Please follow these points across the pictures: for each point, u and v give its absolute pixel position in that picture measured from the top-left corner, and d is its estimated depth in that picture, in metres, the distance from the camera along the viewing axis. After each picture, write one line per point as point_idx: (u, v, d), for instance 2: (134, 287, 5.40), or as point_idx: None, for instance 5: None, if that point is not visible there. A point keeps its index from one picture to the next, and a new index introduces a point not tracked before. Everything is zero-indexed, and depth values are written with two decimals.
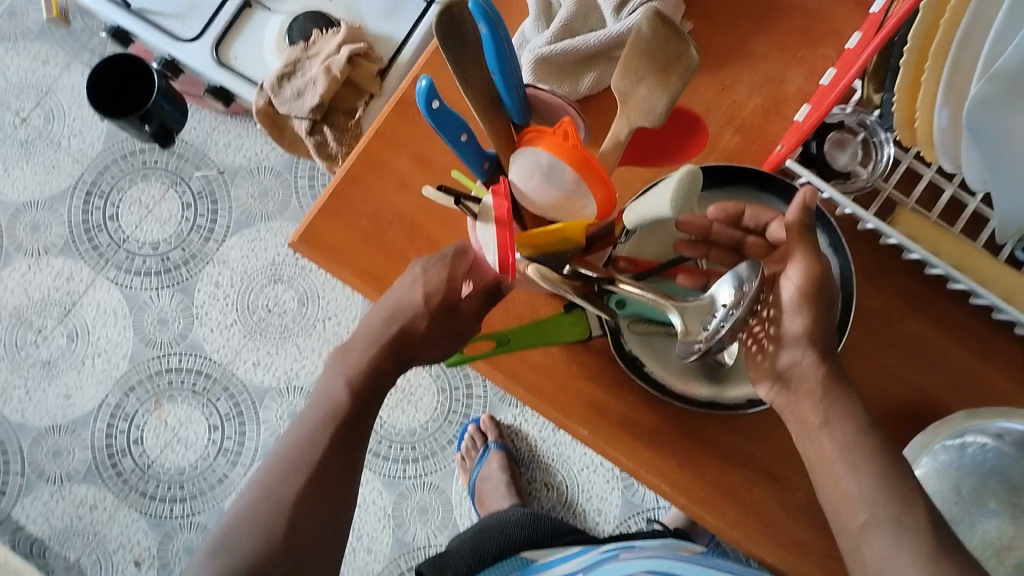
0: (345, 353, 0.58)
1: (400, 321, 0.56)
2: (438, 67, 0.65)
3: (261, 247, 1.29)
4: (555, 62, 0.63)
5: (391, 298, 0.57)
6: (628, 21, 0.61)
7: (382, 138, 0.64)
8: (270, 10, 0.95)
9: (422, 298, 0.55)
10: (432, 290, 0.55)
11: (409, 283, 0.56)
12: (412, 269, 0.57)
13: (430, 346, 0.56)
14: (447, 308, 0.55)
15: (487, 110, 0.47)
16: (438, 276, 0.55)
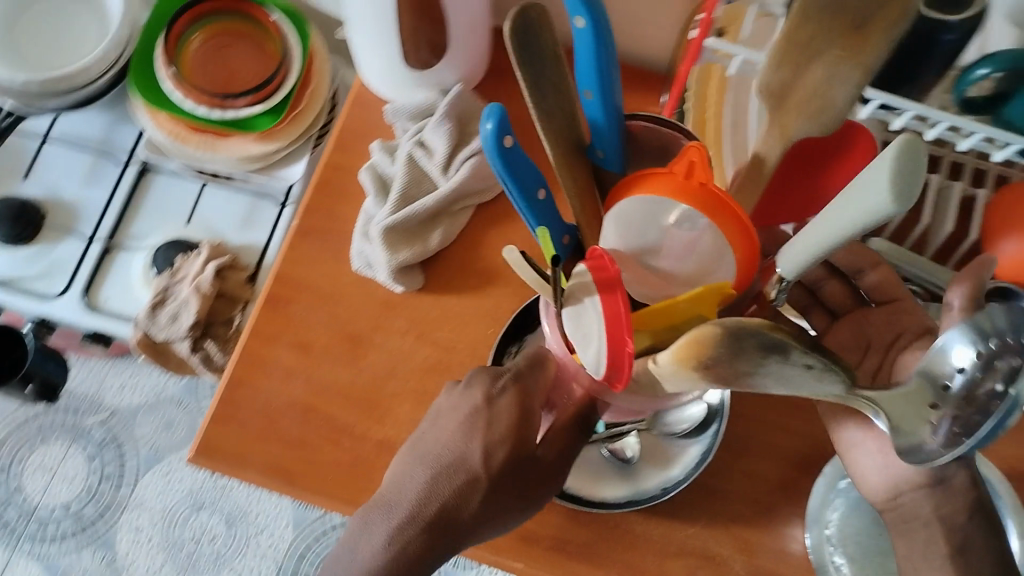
0: (391, 504, 0.50)
1: (465, 470, 0.50)
2: (296, 258, 0.69)
3: (177, 478, 1.26)
4: (401, 228, 0.68)
5: (449, 440, 0.52)
6: (456, 178, 0.68)
7: (256, 336, 0.66)
8: (131, 249, 0.98)
9: (490, 441, 0.51)
10: (503, 430, 0.51)
11: (466, 418, 0.52)
12: (468, 395, 0.53)
13: (500, 496, 0.50)
14: (516, 457, 0.51)
15: (566, 158, 0.49)
16: (507, 409, 0.52)
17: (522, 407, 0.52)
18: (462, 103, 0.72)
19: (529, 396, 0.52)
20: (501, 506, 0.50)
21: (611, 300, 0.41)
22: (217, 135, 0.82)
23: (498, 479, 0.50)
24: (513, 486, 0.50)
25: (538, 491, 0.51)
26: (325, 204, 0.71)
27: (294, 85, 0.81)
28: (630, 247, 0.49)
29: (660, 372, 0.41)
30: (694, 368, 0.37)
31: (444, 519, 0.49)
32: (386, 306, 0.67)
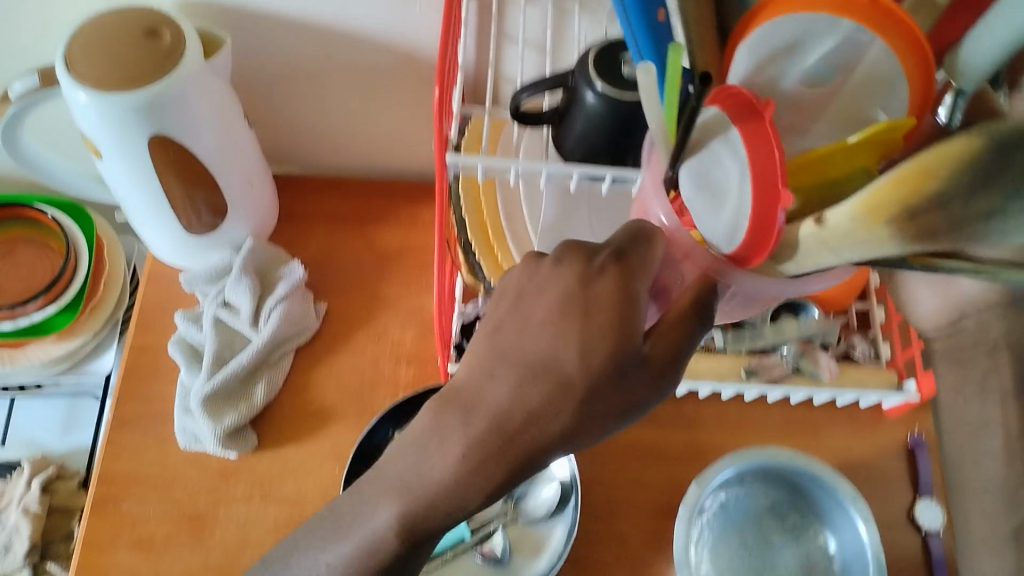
0: (465, 416, 0.36)
1: (549, 381, 0.36)
2: (118, 451, 0.66)
3: None
4: (222, 392, 0.67)
5: (539, 344, 0.37)
6: (266, 331, 0.69)
7: (89, 545, 0.62)
8: None
9: (583, 343, 0.36)
10: (596, 325, 0.36)
11: (554, 314, 0.37)
12: (557, 276, 0.38)
13: (596, 406, 0.36)
14: (620, 358, 0.36)
15: (692, 0, 0.38)
16: (609, 294, 0.37)
17: (625, 290, 0.37)
18: (257, 258, 0.74)
19: (633, 266, 0.38)
20: (594, 420, 0.36)
21: (763, 150, 0.35)
22: (12, 346, 0.79)
23: (590, 386, 0.36)
24: (603, 399, 0.36)
25: (636, 399, 0.37)
26: (139, 389, 0.69)
27: (88, 273, 0.81)
28: (766, 66, 0.39)
29: (823, 238, 0.34)
30: (895, 215, 0.31)
31: (531, 431, 0.35)
32: (224, 475, 0.65)
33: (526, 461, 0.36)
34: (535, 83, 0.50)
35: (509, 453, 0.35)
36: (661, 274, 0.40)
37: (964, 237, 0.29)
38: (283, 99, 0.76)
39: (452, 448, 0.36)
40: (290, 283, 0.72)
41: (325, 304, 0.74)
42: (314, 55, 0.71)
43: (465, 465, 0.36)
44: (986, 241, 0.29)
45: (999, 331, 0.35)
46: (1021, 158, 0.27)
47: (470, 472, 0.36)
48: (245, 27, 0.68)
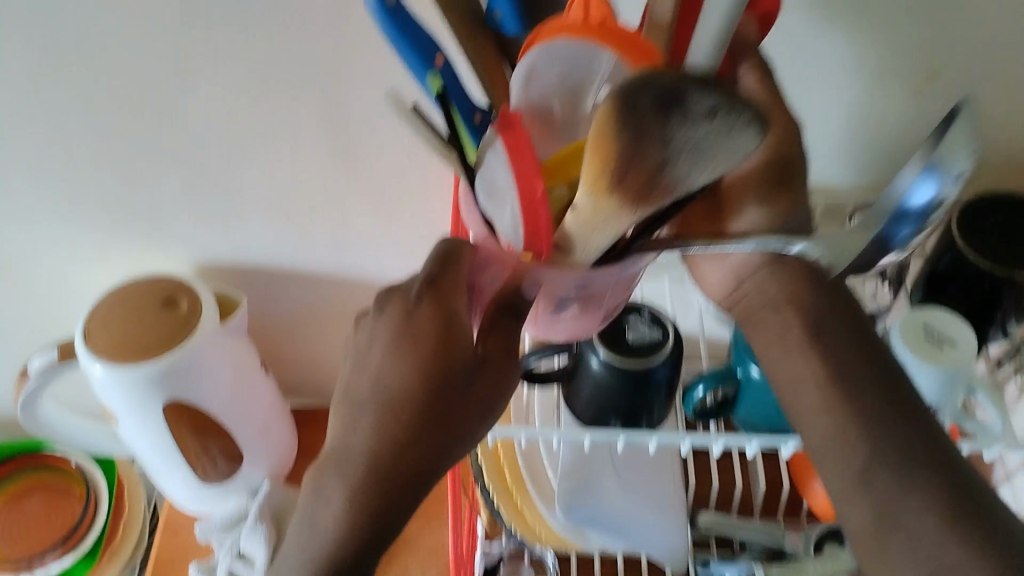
0: (335, 487, 0.35)
1: (387, 416, 0.35)
2: None
3: None
4: None
5: (370, 393, 0.36)
6: None
7: None
8: None
9: (407, 371, 0.35)
10: (419, 351, 0.36)
11: (381, 359, 0.36)
12: (380, 324, 0.37)
13: (440, 434, 0.36)
14: (457, 360, 0.36)
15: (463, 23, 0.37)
16: (430, 323, 0.36)
17: (443, 315, 0.36)
18: (273, 501, 0.72)
19: (450, 281, 0.36)
20: (438, 447, 0.35)
21: (523, 159, 0.32)
22: None
23: (435, 387, 0.35)
24: (439, 421, 0.35)
25: (474, 408, 0.37)
26: None
27: (106, 519, 0.80)
28: (537, 101, 0.36)
29: (583, 222, 0.33)
30: (610, 190, 0.31)
31: (387, 474, 0.35)
32: None
33: (385, 516, 0.35)
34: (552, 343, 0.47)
35: (377, 507, 0.35)
36: (473, 278, 0.38)
37: (662, 177, 0.30)
38: (300, 339, 0.77)
39: (320, 525, 0.35)
40: None
41: None
42: (328, 302, 0.72)
43: (337, 540, 0.34)
44: (678, 176, 0.30)
45: (775, 288, 0.40)
46: (652, 109, 0.28)
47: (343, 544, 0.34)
48: (257, 283, 0.70)
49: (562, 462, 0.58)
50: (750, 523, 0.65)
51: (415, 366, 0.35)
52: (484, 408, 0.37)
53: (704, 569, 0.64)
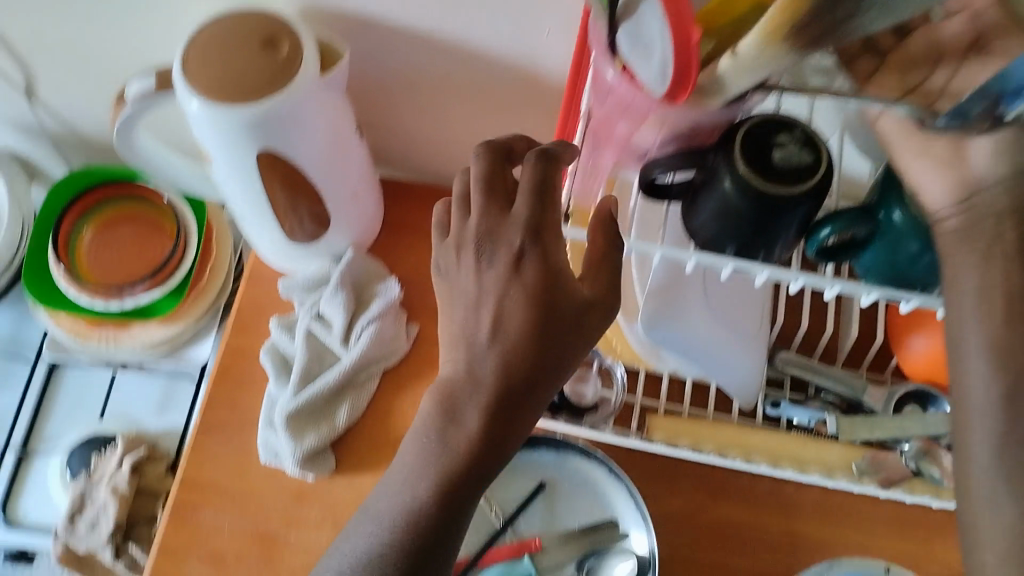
0: (458, 413, 0.43)
1: (503, 352, 0.43)
2: (203, 454, 0.66)
3: None
4: (307, 410, 0.66)
5: (487, 329, 0.43)
6: (355, 352, 0.68)
7: (165, 552, 0.62)
8: (46, 454, 0.86)
9: (521, 316, 0.42)
10: (529, 300, 0.43)
11: (493, 299, 0.43)
12: (490, 274, 0.44)
13: (547, 369, 0.43)
14: (548, 313, 0.43)
15: None
16: (535, 272, 0.43)
17: (551, 266, 0.43)
18: (356, 270, 0.72)
19: (542, 232, 0.43)
20: (546, 380, 0.43)
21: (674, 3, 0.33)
22: (118, 328, 0.82)
23: (531, 340, 0.42)
24: (551, 357, 0.43)
25: (575, 350, 0.43)
26: (229, 395, 0.69)
27: (195, 259, 0.82)
28: None
29: (738, 62, 0.33)
30: (788, 34, 0.31)
31: (503, 403, 0.43)
32: (300, 496, 0.65)
33: (501, 435, 0.43)
34: (683, 154, 0.41)
35: (494, 426, 0.43)
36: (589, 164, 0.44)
37: (848, 29, 0.31)
38: (396, 104, 0.73)
39: (445, 439, 0.43)
40: (385, 302, 0.70)
41: (417, 326, 0.73)
42: (431, 68, 0.68)
43: (459, 453, 0.43)
44: (863, 24, 0.31)
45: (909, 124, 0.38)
46: None
47: (465, 456, 0.43)
48: (361, 36, 0.66)
49: (653, 281, 0.55)
50: (830, 369, 0.62)
51: (514, 309, 0.43)
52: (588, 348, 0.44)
53: (772, 410, 0.62)
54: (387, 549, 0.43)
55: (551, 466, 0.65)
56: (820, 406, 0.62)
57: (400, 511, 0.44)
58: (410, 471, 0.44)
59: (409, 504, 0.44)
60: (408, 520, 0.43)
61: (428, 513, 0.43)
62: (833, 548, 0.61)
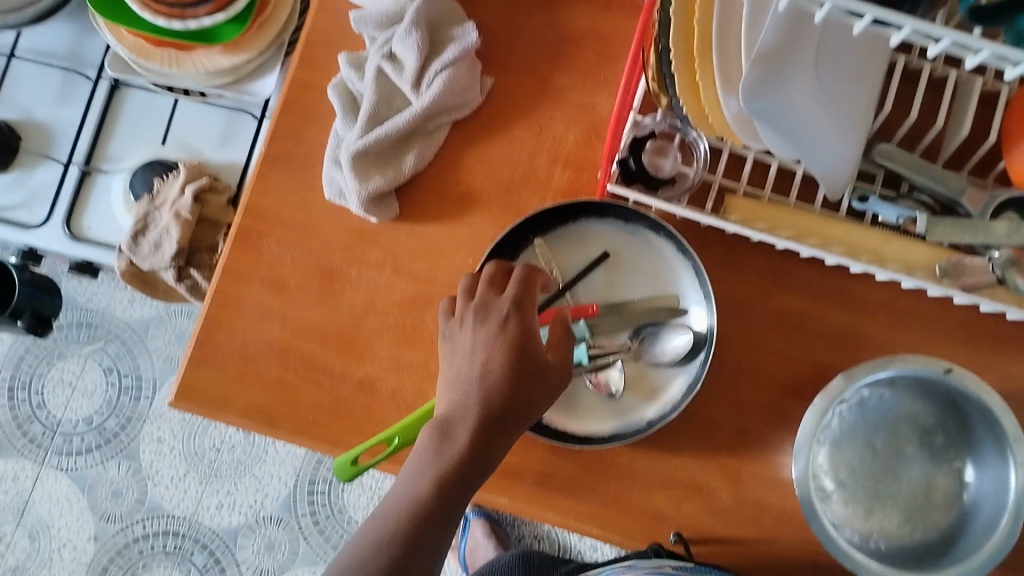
0: (452, 430, 0.51)
1: (494, 382, 0.52)
2: (266, 187, 0.66)
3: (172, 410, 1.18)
4: (374, 152, 0.64)
5: (478, 367, 0.53)
6: (426, 98, 0.63)
7: (229, 274, 0.65)
8: (109, 172, 0.87)
9: (506, 357, 0.53)
10: (512, 349, 0.53)
11: (483, 349, 0.53)
12: (479, 333, 0.54)
13: (523, 404, 0.52)
14: (529, 357, 0.53)
15: None
16: (516, 329, 0.54)
17: (527, 329, 0.54)
18: (432, 9, 0.65)
19: (522, 298, 0.55)
20: (524, 413, 0.52)
21: None
22: (180, 50, 0.79)
23: (520, 372, 0.52)
24: (523, 400, 0.52)
25: (547, 389, 0.53)
26: (294, 128, 0.67)
27: None
28: None
29: None
30: None
31: (489, 422, 0.51)
32: (361, 238, 0.65)
33: (483, 455, 0.51)
34: None
35: (479, 445, 0.51)
36: None
37: None
38: None
39: (436, 463, 0.50)
40: (461, 47, 0.64)
41: (492, 79, 0.66)
42: None
43: (447, 471, 0.50)
44: None
45: None
46: None
47: (451, 473, 0.50)
48: None
49: (763, 44, 0.48)
50: (930, 167, 0.58)
51: (499, 362, 0.53)
52: (550, 398, 0.53)
53: (858, 205, 0.59)
54: (378, 551, 0.47)
55: (621, 236, 0.63)
56: (911, 206, 0.59)
57: (394, 516, 0.49)
58: (405, 490, 0.49)
59: (401, 516, 0.48)
60: (401, 527, 0.48)
61: (417, 522, 0.48)
62: (890, 346, 0.61)
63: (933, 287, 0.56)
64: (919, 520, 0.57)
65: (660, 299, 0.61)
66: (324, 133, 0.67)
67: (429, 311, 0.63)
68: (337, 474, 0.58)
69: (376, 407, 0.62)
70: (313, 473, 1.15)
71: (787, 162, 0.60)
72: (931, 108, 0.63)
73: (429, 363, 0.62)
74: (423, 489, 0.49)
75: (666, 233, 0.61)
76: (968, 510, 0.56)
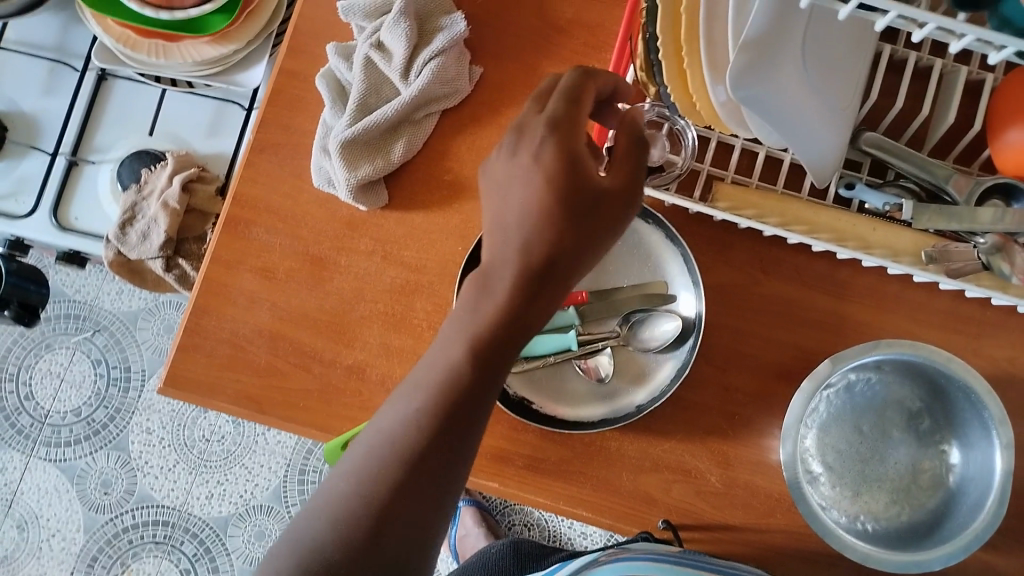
0: (492, 280, 0.44)
1: (538, 224, 0.43)
2: (255, 176, 0.66)
3: (161, 402, 1.18)
4: (362, 140, 0.64)
5: (520, 204, 0.44)
6: (415, 86, 0.63)
7: (218, 262, 0.65)
8: (97, 162, 0.87)
9: (550, 192, 0.43)
10: (555, 182, 0.43)
11: (524, 182, 0.44)
12: (518, 166, 0.44)
13: (569, 249, 0.44)
14: (580, 195, 0.44)
15: None
16: (554, 159, 0.43)
17: (569, 152, 0.44)
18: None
19: (570, 110, 0.44)
20: (568, 255, 0.44)
21: None
22: (167, 40, 0.79)
23: (569, 207, 0.44)
24: (574, 248, 0.44)
25: (599, 230, 0.45)
26: (282, 117, 0.67)
27: None
28: None
29: None
30: None
31: (532, 272, 0.43)
32: (351, 226, 0.65)
33: (523, 317, 0.44)
34: None
35: (515, 307, 0.43)
36: None
37: None
38: None
39: (461, 338, 0.44)
40: (450, 36, 0.64)
41: (481, 68, 0.66)
42: None
43: (473, 345, 0.43)
44: None
45: None
46: None
47: (482, 344, 0.43)
48: None
49: (750, 32, 0.48)
50: (914, 154, 0.58)
51: (540, 194, 0.43)
52: (609, 229, 0.45)
53: (845, 192, 0.59)
54: (410, 427, 0.43)
55: None
56: (896, 193, 0.59)
57: (416, 405, 0.43)
58: (430, 370, 0.44)
59: (423, 404, 0.43)
60: (423, 416, 0.43)
61: (442, 408, 0.43)
62: (877, 332, 0.61)
63: (918, 272, 0.57)
64: (904, 501, 0.58)
65: (649, 287, 0.62)
66: (313, 122, 0.67)
67: (419, 298, 0.63)
68: (327, 460, 0.58)
69: (366, 394, 0.62)
70: (303, 463, 1.15)
71: (774, 149, 0.61)
72: (917, 96, 0.63)
73: (420, 350, 0.63)
74: (447, 372, 0.43)
75: (655, 219, 0.62)
76: (952, 492, 0.57)
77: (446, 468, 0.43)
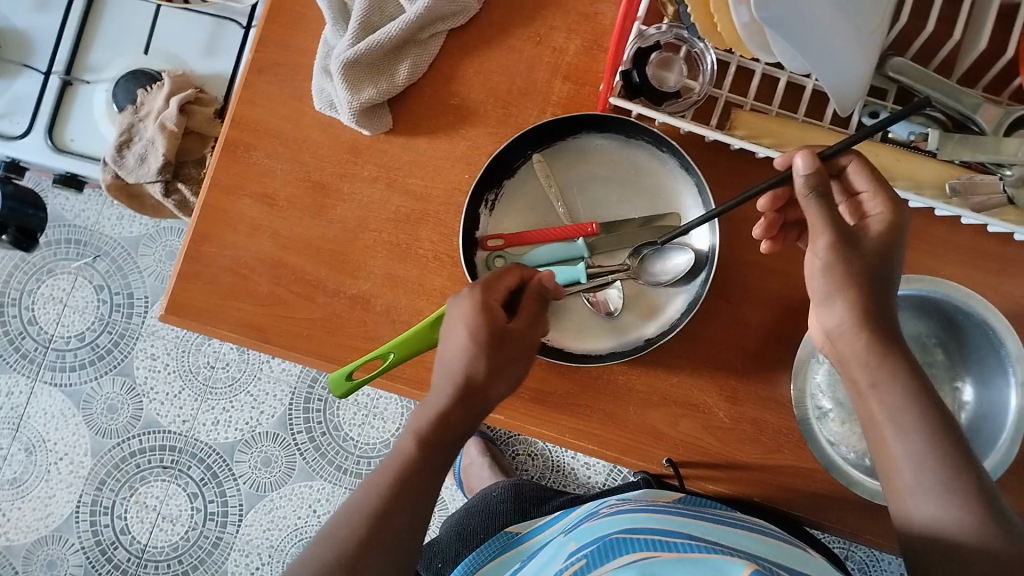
0: (427, 402, 0.52)
1: (461, 364, 0.50)
2: (254, 98, 0.63)
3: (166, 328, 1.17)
4: (365, 61, 0.61)
5: (449, 348, 0.51)
6: (419, 4, 0.60)
7: (217, 188, 0.63)
8: (91, 82, 0.84)
9: (468, 338, 0.50)
10: (473, 331, 0.50)
11: (452, 330, 0.51)
12: (450, 320, 0.51)
13: (496, 381, 0.51)
14: (493, 341, 0.50)
15: None
16: (472, 311, 0.50)
17: (484, 307, 0.50)
18: None
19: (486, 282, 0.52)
20: (488, 390, 0.51)
21: None
22: None
23: (484, 352, 0.50)
24: (488, 385, 0.51)
25: (519, 363, 0.52)
26: (281, 35, 0.64)
27: None
28: None
29: None
30: None
31: (456, 403, 0.51)
32: (354, 151, 0.63)
33: (454, 432, 0.51)
34: None
35: (448, 423, 0.51)
36: None
37: None
38: None
39: (409, 439, 0.51)
40: None
41: None
42: None
43: (421, 445, 0.50)
44: None
45: None
46: None
47: (425, 447, 0.50)
48: None
49: None
50: (943, 82, 0.56)
51: (462, 347, 0.50)
52: (517, 371, 0.52)
53: (869, 121, 0.57)
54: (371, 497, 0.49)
55: (623, 149, 0.61)
56: (923, 122, 0.57)
57: (374, 487, 0.50)
58: (384, 466, 0.51)
59: (380, 486, 0.50)
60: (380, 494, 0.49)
61: (393, 489, 0.49)
62: None
63: (941, 206, 0.55)
64: None
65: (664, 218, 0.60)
66: (315, 42, 0.64)
67: (424, 228, 0.62)
68: (332, 389, 0.57)
69: (371, 326, 0.61)
70: (308, 391, 1.15)
71: (795, 75, 0.58)
72: (950, 19, 0.60)
73: (424, 281, 0.61)
74: (398, 463, 0.50)
75: (670, 148, 0.59)
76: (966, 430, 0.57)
77: (400, 531, 0.48)
